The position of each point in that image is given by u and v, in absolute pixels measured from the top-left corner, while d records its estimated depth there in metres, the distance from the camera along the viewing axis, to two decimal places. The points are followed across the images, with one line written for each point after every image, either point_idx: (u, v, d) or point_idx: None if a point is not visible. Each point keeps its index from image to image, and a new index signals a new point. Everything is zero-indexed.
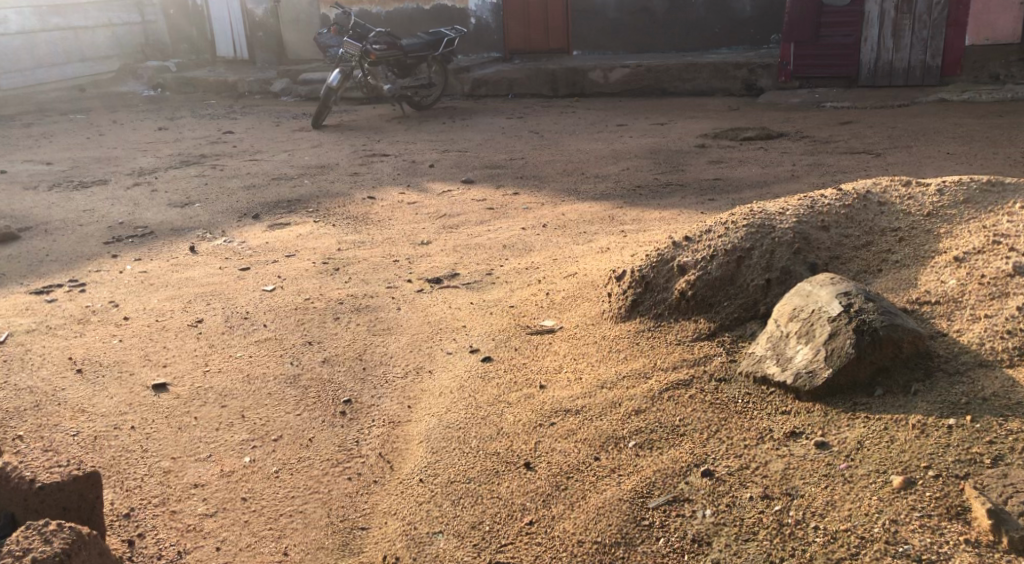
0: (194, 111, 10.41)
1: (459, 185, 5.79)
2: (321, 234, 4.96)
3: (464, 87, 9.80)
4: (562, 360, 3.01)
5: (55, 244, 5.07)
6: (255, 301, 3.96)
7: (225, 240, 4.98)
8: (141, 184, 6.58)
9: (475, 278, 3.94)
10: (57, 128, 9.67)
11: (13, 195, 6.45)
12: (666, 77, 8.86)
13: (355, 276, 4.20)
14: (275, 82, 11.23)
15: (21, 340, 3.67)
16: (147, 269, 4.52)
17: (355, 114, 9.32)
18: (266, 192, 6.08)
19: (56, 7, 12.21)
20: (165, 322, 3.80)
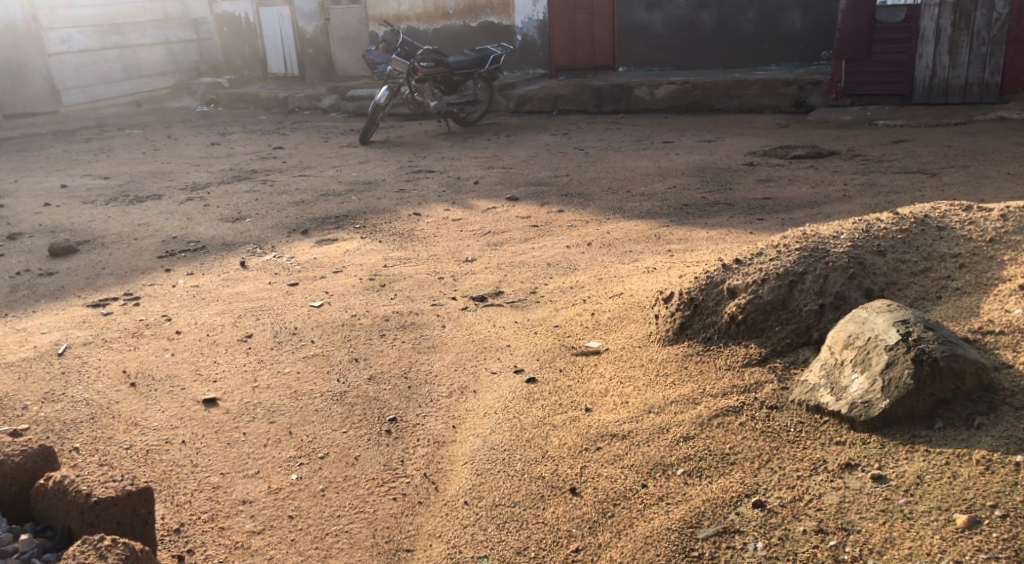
0: (246, 127, 10.61)
1: (504, 202, 5.79)
2: (368, 250, 5.01)
3: (510, 104, 9.84)
4: (608, 383, 2.98)
5: (111, 258, 5.19)
6: (303, 317, 4.00)
7: (274, 255, 5.06)
8: (194, 199, 6.72)
9: (519, 296, 3.93)
10: (115, 143, 9.93)
11: (71, 209, 6.62)
12: (714, 93, 8.78)
13: (401, 292, 4.22)
14: (324, 98, 11.41)
15: (78, 352, 3.76)
16: (198, 283, 4.61)
17: (402, 130, 9.41)
18: (314, 208, 6.16)
19: (116, 26, 12.57)
20: (215, 336, 3.86)
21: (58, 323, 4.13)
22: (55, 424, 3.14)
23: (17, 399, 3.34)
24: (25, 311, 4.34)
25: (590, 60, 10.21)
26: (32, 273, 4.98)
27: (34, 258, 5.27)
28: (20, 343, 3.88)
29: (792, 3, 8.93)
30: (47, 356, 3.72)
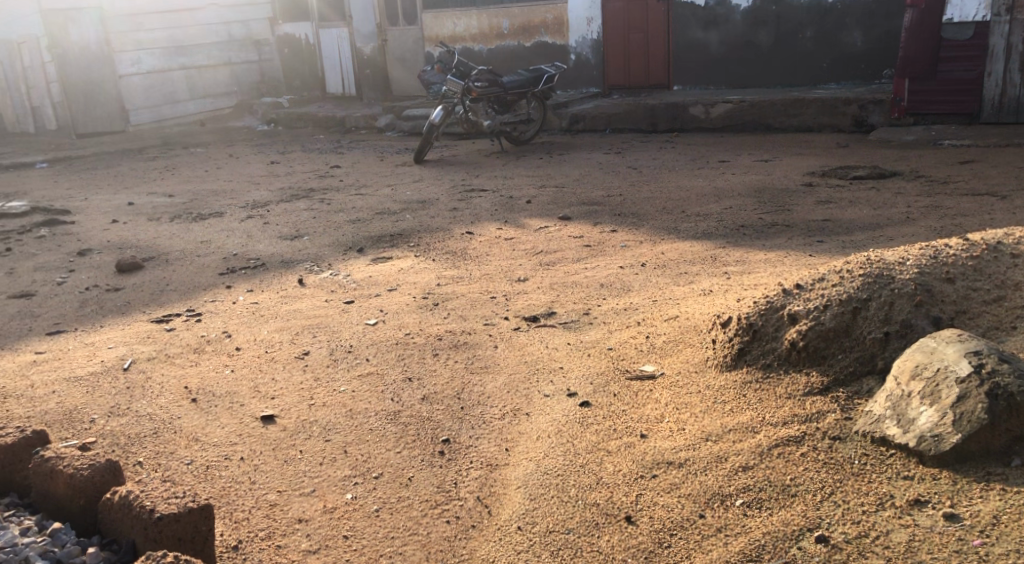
0: (304, 146, 10.80)
1: (557, 222, 5.78)
2: (421, 268, 5.04)
3: (563, 123, 9.85)
4: (664, 409, 2.94)
5: (175, 274, 5.32)
6: (358, 335, 4.04)
7: (331, 273, 5.12)
8: (254, 217, 6.85)
9: (572, 317, 3.91)
10: (179, 161, 10.20)
11: (137, 226, 6.80)
12: (771, 112, 8.67)
13: (454, 312, 4.23)
14: (380, 118, 11.56)
15: (143, 367, 3.84)
16: (257, 300, 4.69)
17: (456, 149, 9.47)
18: (369, 226, 6.23)
19: (184, 48, 12.95)
20: (274, 353, 3.92)
21: (123, 338, 4.23)
22: (120, 438, 3.21)
23: (85, 413, 3.43)
24: (93, 326, 4.46)
25: (645, 79, 10.18)
26: (99, 288, 5.13)
27: (101, 273, 5.43)
28: (87, 357, 3.99)
29: (854, 20, 8.78)
30: (113, 370, 3.81)
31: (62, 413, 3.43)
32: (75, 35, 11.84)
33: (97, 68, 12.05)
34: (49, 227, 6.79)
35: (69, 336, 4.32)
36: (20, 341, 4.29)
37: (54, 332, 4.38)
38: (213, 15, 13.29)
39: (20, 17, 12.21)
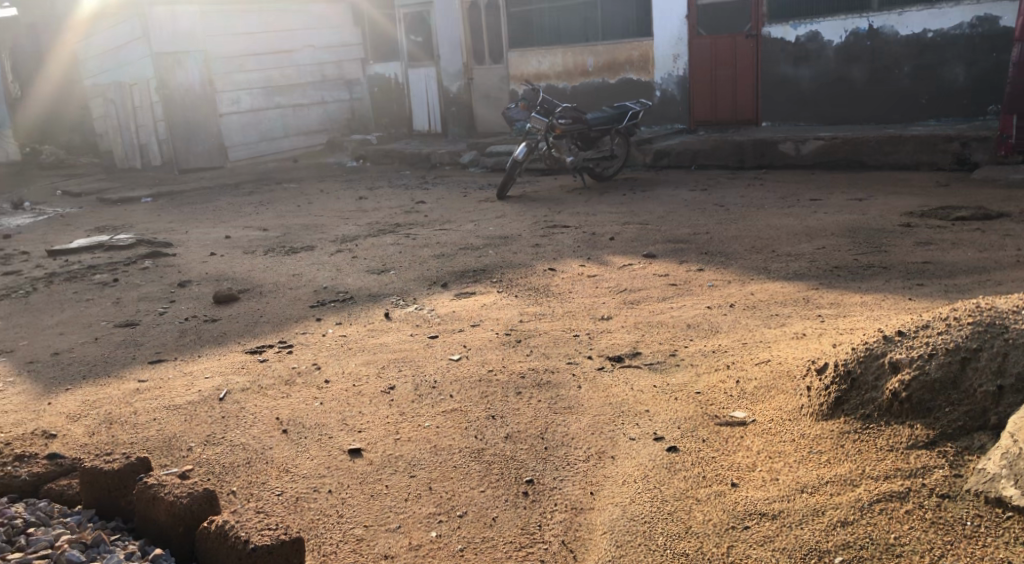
0: (391, 181, 11.04)
1: (641, 259, 5.73)
2: (504, 304, 5.06)
3: (647, 159, 9.83)
4: (755, 458, 2.87)
5: (267, 306, 5.47)
6: (442, 370, 4.06)
7: (416, 307, 5.19)
8: (343, 251, 7.01)
9: (657, 358, 3.85)
10: (273, 197, 10.54)
11: (233, 259, 7.05)
12: (865, 149, 8.44)
13: (537, 349, 4.22)
14: (465, 154, 11.73)
15: (236, 398, 3.94)
16: (345, 333, 4.77)
17: (539, 185, 9.52)
18: (454, 261, 6.30)
19: (279, 88, 13.48)
20: (361, 386, 3.97)
21: (219, 368, 4.36)
22: (216, 466, 3.30)
23: (182, 441, 3.53)
24: (191, 355, 4.62)
25: (731, 116, 10.06)
26: (197, 318, 5.31)
27: (199, 304, 5.63)
28: (185, 387, 4.12)
29: (954, 55, 8.50)
30: (209, 400, 3.92)
31: (162, 441, 3.54)
32: (181, 77, 12.27)
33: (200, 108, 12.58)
34: (151, 259, 7.09)
35: (169, 365, 4.47)
36: (123, 368, 4.47)
37: (155, 361, 4.55)
38: (308, 56, 13.79)
39: (131, 60, 12.87)
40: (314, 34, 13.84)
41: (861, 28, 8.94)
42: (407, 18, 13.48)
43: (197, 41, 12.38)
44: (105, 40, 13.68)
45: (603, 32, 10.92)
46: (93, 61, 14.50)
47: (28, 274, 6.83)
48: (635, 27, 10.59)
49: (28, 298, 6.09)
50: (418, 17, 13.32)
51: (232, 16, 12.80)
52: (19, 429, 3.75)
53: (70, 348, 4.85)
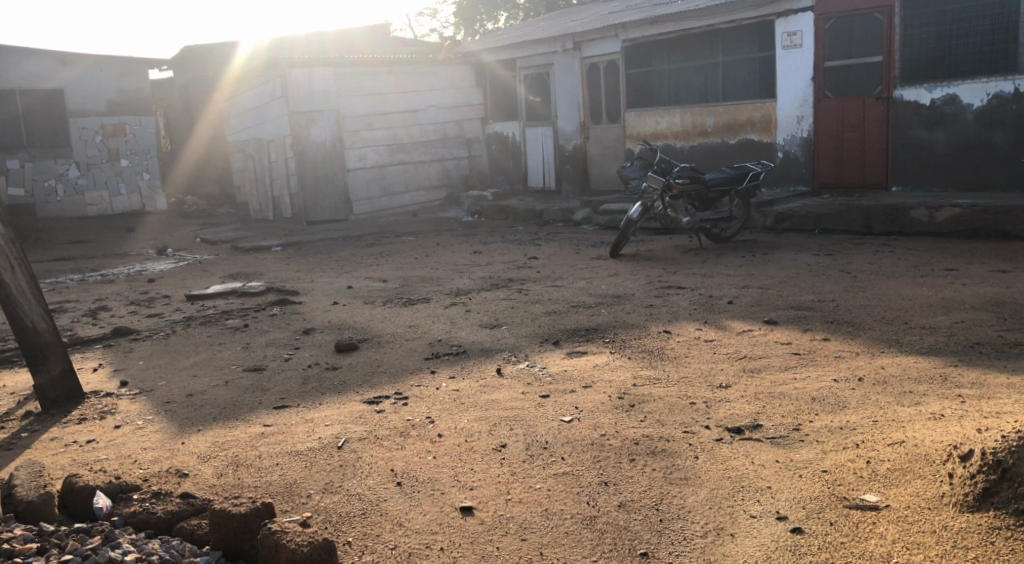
0: (506, 237, 11.18)
1: (762, 325, 5.57)
2: (617, 366, 4.99)
3: (767, 221, 9.64)
4: (889, 547, 2.74)
5: (385, 356, 5.59)
6: (554, 432, 4.02)
7: (528, 364, 5.19)
8: (458, 304, 7.12)
9: (780, 432, 3.69)
10: (392, 249, 10.84)
11: (354, 308, 7.27)
12: (1007, 218, 7.99)
13: (651, 415, 4.13)
14: (578, 211, 11.77)
15: (354, 447, 4.01)
16: (458, 388, 4.80)
17: (653, 244, 9.45)
18: (565, 318, 6.29)
19: (403, 145, 13.95)
20: (473, 443, 3.97)
21: (337, 416, 4.46)
22: (332, 515, 3.37)
23: (302, 487, 3.62)
24: (313, 402, 4.74)
25: (859, 179, 9.71)
26: (319, 366, 5.48)
27: (322, 352, 5.80)
28: (307, 433, 4.22)
29: None
30: (328, 447, 4.01)
31: (283, 486, 3.64)
32: (314, 134, 12.94)
33: (329, 162, 13.15)
34: (279, 306, 7.40)
35: (292, 411, 4.61)
36: (249, 412, 4.63)
37: (279, 406, 4.70)
38: (433, 114, 14.25)
39: (269, 118, 13.65)
40: (438, 94, 14.31)
41: (1006, 91, 8.46)
42: (527, 79, 13.88)
43: (330, 101, 13.00)
44: (248, 100, 14.60)
45: (723, 93, 10.92)
46: (237, 118, 15.46)
47: (168, 316, 7.25)
48: (758, 88, 10.52)
49: (166, 339, 6.45)
50: (538, 77, 13.68)
51: (363, 77, 13.37)
52: (155, 467, 3.92)
53: (202, 390, 5.07)
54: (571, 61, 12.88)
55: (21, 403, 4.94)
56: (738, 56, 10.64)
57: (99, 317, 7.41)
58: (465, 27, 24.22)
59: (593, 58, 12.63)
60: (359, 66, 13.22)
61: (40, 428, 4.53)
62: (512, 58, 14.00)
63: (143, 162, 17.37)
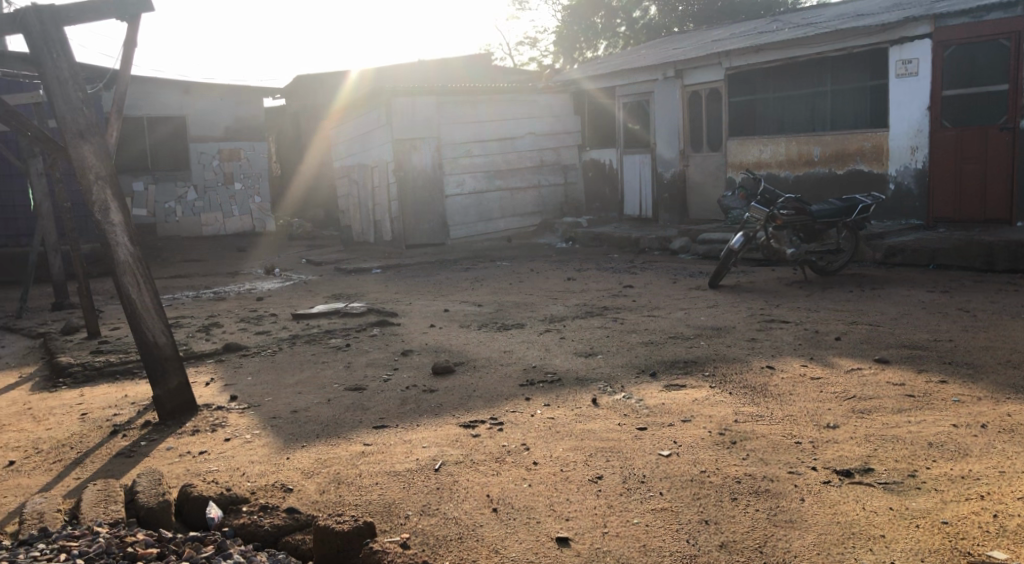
0: (601, 264, 11.14)
1: (872, 364, 5.37)
2: (717, 401, 4.89)
3: (877, 255, 9.32)
4: None
5: (481, 381, 5.64)
6: (651, 465, 3.97)
7: (624, 395, 5.14)
8: (553, 331, 7.13)
9: (894, 478, 3.56)
10: (488, 273, 10.96)
11: (451, 331, 7.38)
12: None
13: (754, 453, 4.03)
14: (676, 240, 11.64)
15: (450, 470, 4.05)
16: (553, 416, 4.80)
17: (754, 276, 9.25)
18: (663, 350, 6.21)
19: (500, 172, 14.12)
20: (569, 472, 3.96)
21: (435, 439, 4.51)
22: (430, 538, 3.43)
23: (401, 508, 3.68)
24: (410, 424, 4.82)
25: (978, 213, 9.28)
26: (417, 388, 5.56)
27: (419, 374, 5.90)
28: (405, 454, 4.29)
29: None
30: (426, 470, 4.06)
31: (383, 506, 3.71)
32: (415, 160, 13.27)
33: (428, 188, 13.46)
34: (379, 327, 7.58)
35: (391, 431, 4.69)
36: (350, 430, 4.74)
37: (379, 426, 4.79)
38: (530, 142, 14.39)
39: (374, 144, 14.09)
40: (536, 122, 14.45)
41: None
42: (626, 106, 13.86)
43: (431, 128, 13.30)
44: (354, 127, 15.10)
45: (832, 122, 10.65)
46: (343, 145, 16.00)
47: (276, 334, 7.51)
48: (869, 117, 10.22)
49: (273, 356, 6.68)
50: (637, 104, 13.65)
51: (464, 105, 13.63)
52: (262, 480, 4.05)
53: (306, 407, 5.22)
54: (673, 89, 12.82)
55: (141, 413, 5.19)
56: (849, 84, 10.38)
57: (212, 333, 7.74)
58: (564, 55, 24.48)
59: (694, 86, 12.53)
60: (460, 95, 13.47)
61: (158, 437, 4.75)
62: (611, 86, 14.02)
63: (256, 186, 18.08)
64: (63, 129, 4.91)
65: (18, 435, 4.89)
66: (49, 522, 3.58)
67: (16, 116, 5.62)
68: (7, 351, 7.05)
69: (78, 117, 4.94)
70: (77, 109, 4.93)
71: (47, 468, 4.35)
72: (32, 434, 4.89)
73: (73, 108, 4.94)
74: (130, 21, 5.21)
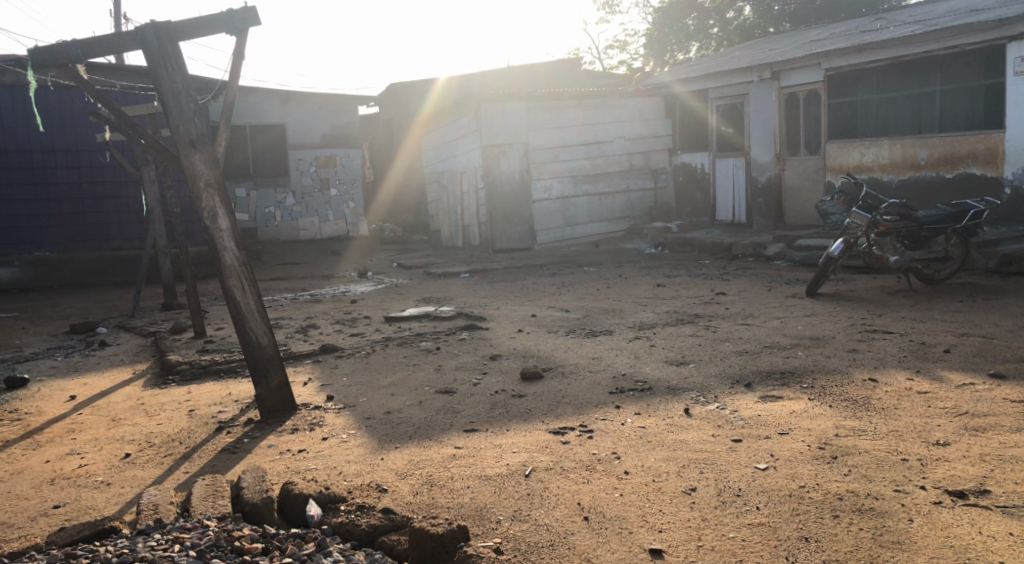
0: (691, 270, 10.96)
1: (985, 379, 5.12)
2: (816, 414, 4.74)
3: (990, 263, 8.88)
4: None
5: (570, 387, 5.63)
6: (747, 479, 3.88)
7: (718, 406, 5.04)
8: (642, 338, 7.06)
9: (1013, 502, 3.46)
10: (576, 279, 10.94)
11: (539, 336, 7.38)
12: None
13: (857, 468, 3.90)
14: (770, 246, 11.36)
15: (541, 476, 4.05)
16: (644, 425, 4.74)
17: (854, 284, 8.94)
18: (757, 360, 6.06)
19: (588, 177, 14.05)
20: (661, 483, 3.91)
21: (525, 444, 4.52)
22: (522, 544, 3.46)
23: (492, 513, 3.70)
24: (500, 428, 4.84)
25: None
26: (506, 393, 5.58)
27: (508, 379, 5.93)
28: (496, 459, 4.31)
29: None
30: (516, 475, 4.07)
31: (475, 510, 3.74)
32: (503, 166, 13.43)
33: (514, 193, 13.58)
34: (468, 331, 7.65)
35: (482, 435, 4.73)
36: (442, 433, 4.79)
37: (469, 430, 4.83)
38: (619, 146, 14.25)
39: (462, 151, 14.30)
40: (626, 126, 14.30)
41: None
42: (719, 109, 13.64)
43: (519, 134, 13.42)
44: (444, 133, 15.31)
45: (940, 124, 10.23)
46: (433, 151, 16.22)
47: (369, 336, 7.67)
48: (981, 119, 9.77)
49: (367, 358, 6.82)
50: (731, 107, 13.41)
51: (552, 111, 13.66)
52: (358, 480, 4.14)
53: (398, 409, 5.31)
54: (769, 91, 12.55)
55: (244, 411, 5.38)
56: (958, 84, 9.95)
57: (308, 334, 7.94)
58: (654, 57, 24.16)
59: (791, 88, 12.23)
60: (549, 101, 13.52)
61: (260, 434, 4.92)
62: (705, 88, 13.79)
63: (350, 191, 18.48)
64: (176, 138, 5.15)
65: (132, 429, 5.13)
66: (163, 514, 3.75)
67: (133, 126, 5.92)
68: (120, 349, 7.41)
69: (190, 127, 5.17)
70: (189, 120, 5.16)
71: (159, 461, 4.56)
72: (145, 428, 5.13)
73: (186, 119, 5.17)
74: (239, 36, 5.41)
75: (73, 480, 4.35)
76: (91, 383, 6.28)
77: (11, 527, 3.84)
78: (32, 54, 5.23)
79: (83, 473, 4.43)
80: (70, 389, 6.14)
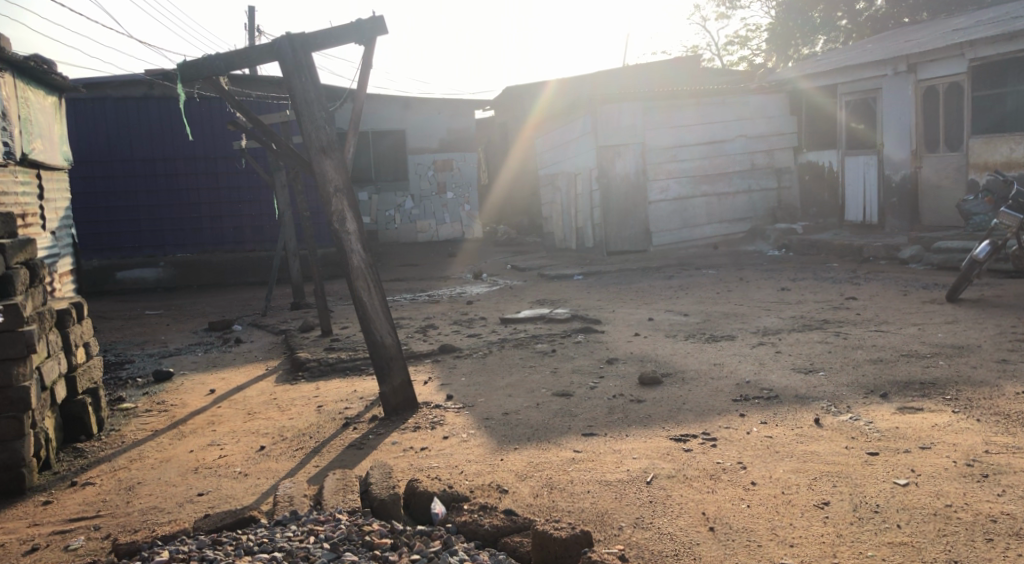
0: (817, 274, 10.53)
1: None
2: (962, 428, 4.43)
3: None
4: None
5: (691, 394, 5.48)
6: (887, 494, 3.66)
7: (851, 417, 4.80)
8: (766, 344, 6.82)
9: None
10: (693, 281, 10.72)
11: (658, 340, 7.25)
12: None
13: (1012, 488, 3.63)
14: (904, 249, 10.79)
15: (662, 484, 3.95)
16: (771, 435, 4.56)
17: (1001, 289, 8.39)
18: (894, 368, 5.74)
19: (706, 177, 13.69)
20: (792, 496, 3.74)
21: (646, 451, 4.42)
22: (646, 552, 3.38)
23: (614, 519, 3.64)
24: (619, 433, 4.76)
25: None
26: (624, 397, 5.50)
27: (626, 383, 5.84)
28: (616, 464, 4.23)
29: None
30: (638, 482, 3.98)
31: (597, 515, 3.68)
32: (619, 166, 13.31)
33: (630, 195, 13.43)
34: (584, 333, 7.59)
35: (601, 439, 4.66)
36: (561, 436, 4.76)
37: (587, 434, 4.77)
38: (740, 145, 13.81)
39: (576, 152, 14.26)
40: (748, 124, 13.83)
41: None
42: (849, 105, 13.09)
43: (635, 135, 13.26)
44: (557, 135, 15.29)
45: None
46: (546, 152, 16.20)
47: (486, 336, 7.72)
48: None
49: (484, 359, 6.86)
50: (862, 102, 12.85)
51: (669, 110, 13.37)
52: (479, 479, 4.14)
53: (516, 410, 5.31)
54: (905, 85, 11.94)
55: (368, 407, 5.50)
56: None
57: (428, 334, 8.08)
58: (777, 53, 23.13)
59: (930, 81, 11.60)
60: (664, 100, 13.26)
61: (384, 431, 5.01)
62: (833, 84, 13.36)
63: (466, 195, 18.82)
64: (308, 145, 5.30)
65: (265, 423, 5.33)
66: (298, 506, 3.87)
67: (266, 132, 6.14)
68: (255, 345, 7.74)
69: (321, 135, 5.30)
70: (321, 127, 5.30)
71: (292, 455, 4.70)
72: (278, 422, 5.32)
73: (317, 127, 5.31)
74: (368, 44, 5.51)
75: (214, 470, 4.55)
76: (228, 378, 6.57)
77: (160, 512, 4.05)
78: (179, 69, 5.52)
79: (223, 464, 4.63)
80: (209, 383, 6.45)
